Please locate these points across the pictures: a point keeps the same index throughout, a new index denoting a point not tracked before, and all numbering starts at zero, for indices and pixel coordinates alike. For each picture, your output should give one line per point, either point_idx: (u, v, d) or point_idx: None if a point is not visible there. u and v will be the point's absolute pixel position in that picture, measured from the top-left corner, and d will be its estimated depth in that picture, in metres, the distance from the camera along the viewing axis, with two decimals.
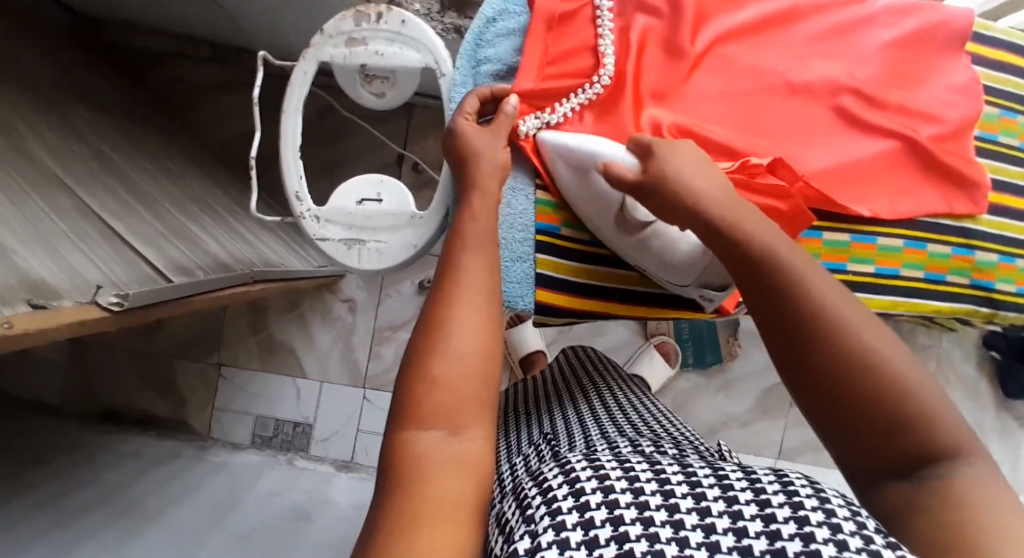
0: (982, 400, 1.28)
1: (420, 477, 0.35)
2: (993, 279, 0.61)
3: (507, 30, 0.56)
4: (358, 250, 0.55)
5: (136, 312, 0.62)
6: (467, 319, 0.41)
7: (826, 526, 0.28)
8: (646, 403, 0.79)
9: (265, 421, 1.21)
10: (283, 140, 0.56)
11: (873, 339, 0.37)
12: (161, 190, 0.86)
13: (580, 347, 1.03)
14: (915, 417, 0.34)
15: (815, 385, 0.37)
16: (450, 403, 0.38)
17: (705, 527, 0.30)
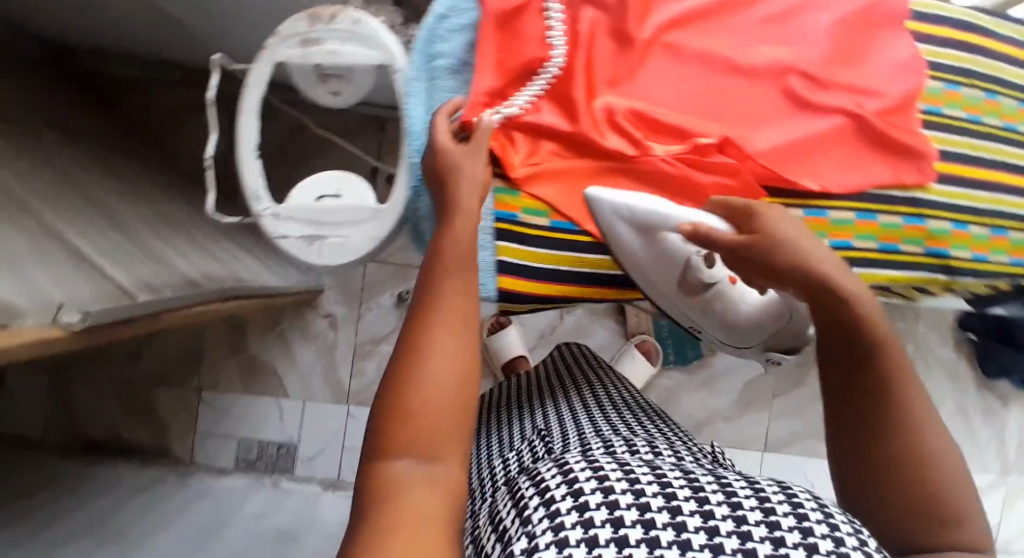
0: (963, 381, 1.29)
1: (396, 499, 0.35)
2: (947, 247, 0.63)
3: (458, 26, 0.57)
4: (319, 245, 0.55)
5: (99, 329, 0.62)
6: (444, 343, 0.41)
7: (810, 533, 0.36)
8: (634, 398, 0.81)
9: (248, 443, 1.19)
10: (239, 141, 0.56)
11: (928, 425, 0.45)
12: (132, 211, 0.86)
13: (573, 344, 1.04)
14: (938, 506, 0.43)
15: (869, 450, 0.46)
16: (427, 436, 0.38)
17: (707, 530, 0.36)
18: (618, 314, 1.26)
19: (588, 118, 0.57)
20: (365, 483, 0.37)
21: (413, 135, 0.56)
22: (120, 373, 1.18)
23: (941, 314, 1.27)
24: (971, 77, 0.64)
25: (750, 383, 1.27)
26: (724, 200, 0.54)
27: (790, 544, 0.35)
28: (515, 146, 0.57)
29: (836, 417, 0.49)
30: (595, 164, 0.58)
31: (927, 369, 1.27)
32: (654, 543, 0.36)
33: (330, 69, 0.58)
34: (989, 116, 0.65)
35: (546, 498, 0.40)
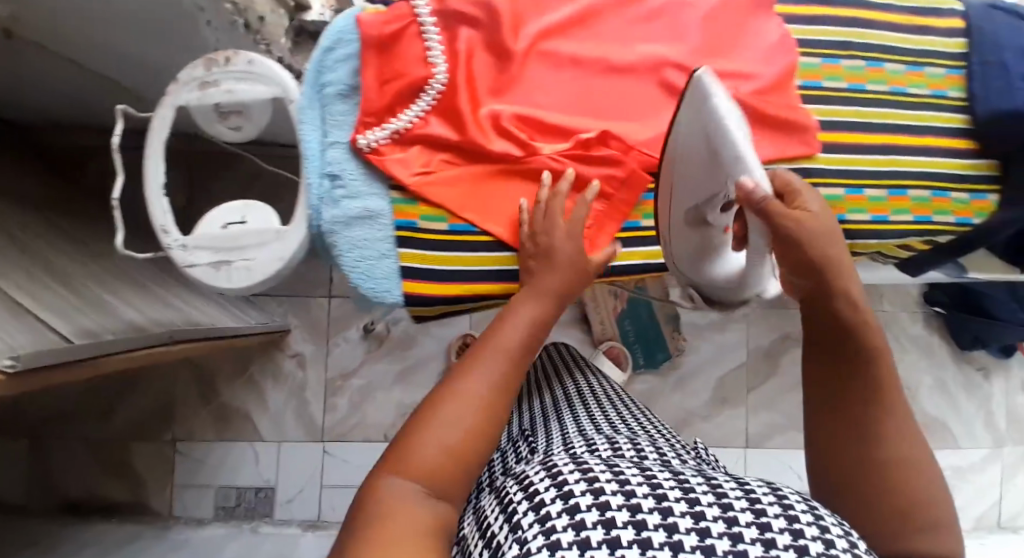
0: (939, 356, 1.27)
1: (394, 509, 0.42)
2: (843, 212, 0.67)
3: (345, 55, 0.60)
4: (227, 270, 0.58)
5: (36, 375, 0.64)
6: (472, 394, 0.49)
7: (786, 532, 0.39)
8: (611, 390, 0.83)
9: (226, 491, 1.20)
10: (147, 181, 0.59)
11: (904, 434, 0.48)
12: (81, 267, 0.88)
13: (562, 344, 1.02)
14: (910, 512, 0.46)
15: (859, 447, 0.49)
16: (445, 464, 0.45)
17: (699, 531, 0.38)
18: (584, 323, 1.26)
19: (475, 126, 0.60)
20: (371, 491, 0.44)
21: (311, 159, 0.59)
22: (97, 433, 1.20)
23: (906, 292, 1.27)
24: (849, 48, 0.68)
25: (722, 379, 1.27)
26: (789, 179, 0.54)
27: (780, 546, 0.37)
28: (410, 159, 0.60)
29: (829, 410, 0.51)
30: (489, 167, 0.61)
31: (900, 348, 1.26)
32: (644, 545, 0.37)
33: (228, 106, 0.61)
34: (874, 83, 0.68)
35: (537, 506, 0.42)
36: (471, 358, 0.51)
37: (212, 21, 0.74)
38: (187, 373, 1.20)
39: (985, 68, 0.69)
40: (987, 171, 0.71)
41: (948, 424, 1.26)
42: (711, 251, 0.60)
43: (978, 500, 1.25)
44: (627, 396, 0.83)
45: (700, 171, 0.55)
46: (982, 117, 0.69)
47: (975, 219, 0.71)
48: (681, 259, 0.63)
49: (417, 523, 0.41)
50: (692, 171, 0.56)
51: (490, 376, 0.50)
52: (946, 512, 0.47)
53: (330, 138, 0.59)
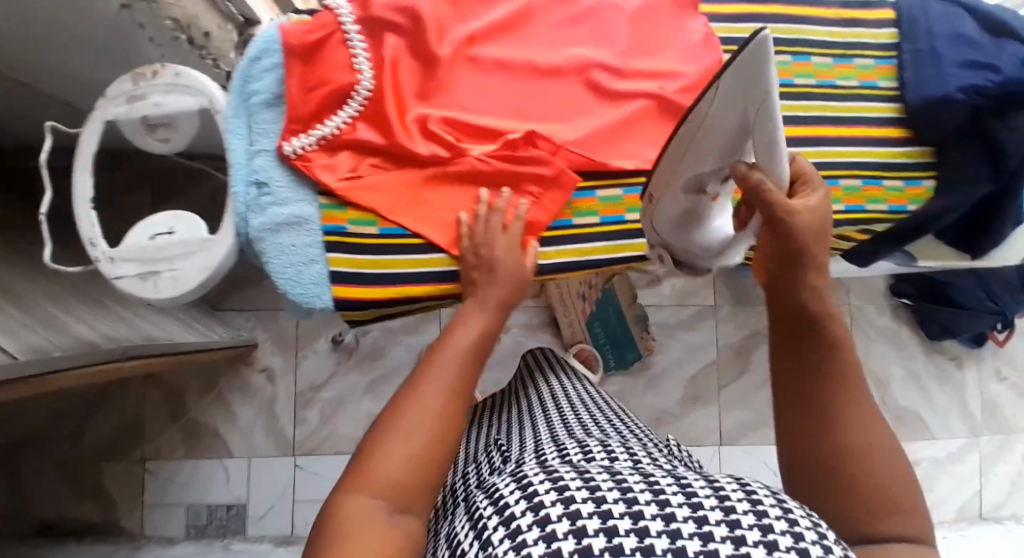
0: (909, 349, 1.27)
1: (353, 530, 0.40)
2: None
3: (272, 66, 0.60)
4: (154, 280, 0.58)
5: None
6: (428, 400, 0.48)
7: (759, 528, 0.35)
8: (588, 393, 0.80)
9: (197, 509, 1.19)
10: (75, 194, 0.60)
11: (864, 422, 0.48)
12: (32, 283, 0.86)
13: (542, 348, 0.99)
14: (875, 498, 0.45)
15: (827, 435, 0.48)
16: (405, 476, 0.43)
17: (670, 533, 0.35)
18: (554, 327, 1.25)
19: (402, 128, 0.60)
20: (332, 514, 0.42)
21: (237, 167, 0.59)
22: (68, 454, 1.19)
23: (874, 284, 1.27)
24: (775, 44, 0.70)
25: (695, 377, 1.26)
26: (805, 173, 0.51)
27: (751, 543, 0.34)
28: (337, 165, 0.59)
29: (793, 403, 0.50)
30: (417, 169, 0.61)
31: (869, 341, 1.26)
32: (616, 550, 0.34)
33: (156, 119, 0.61)
34: (801, 76, 0.71)
35: (507, 521, 0.39)
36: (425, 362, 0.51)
37: (154, 38, 0.72)
38: (156, 391, 1.20)
39: (916, 56, 0.70)
40: (922, 158, 0.72)
41: (923, 416, 1.26)
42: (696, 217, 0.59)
43: (958, 491, 1.24)
44: (606, 398, 0.80)
45: (721, 134, 0.51)
46: (914, 106, 0.69)
47: (909, 206, 0.72)
48: (661, 222, 0.61)
49: (378, 543, 0.39)
50: (708, 135, 0.52)
51: (441, 381, 0.50)
52: (913, 495, 0.46)
53: (257, 146, 0.59)
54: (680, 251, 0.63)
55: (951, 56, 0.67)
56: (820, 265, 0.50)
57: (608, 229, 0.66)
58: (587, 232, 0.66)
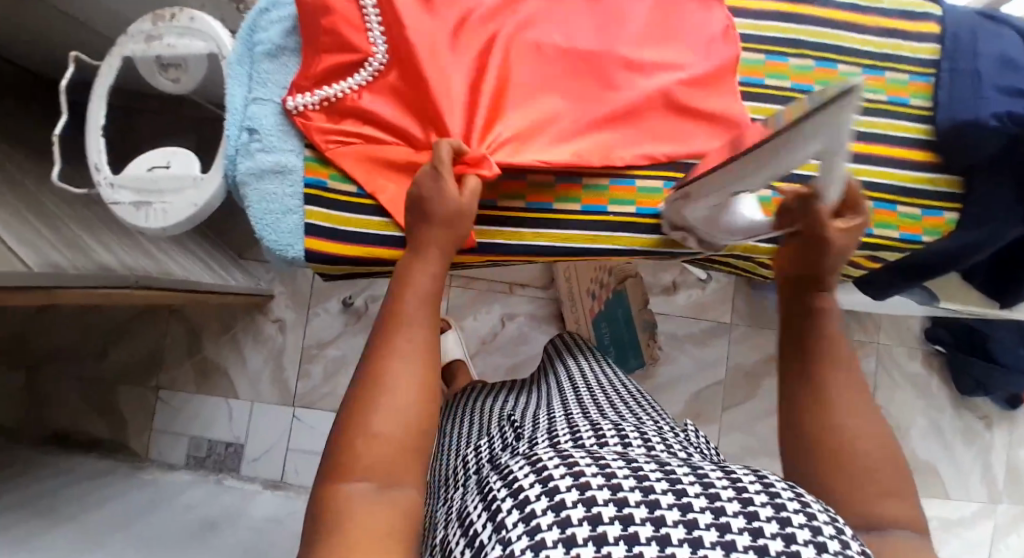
0: (935, 398, 1.19)
1: (344, 519, 0.41)
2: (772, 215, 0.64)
3: (280, 19, 0.62)
4: (145, 210, 0.61)
5: None
6: (404, 372, 0.48)
7: (774, 521, 0.34)
8: (618, 379, 0.75)
9: (198, 442, 1.25)
10: (90, 121, 0.64)
11: (855, 405, 0.48)
12: (67, 208, 0.92)
13: (566, 334, 0.93)
14: (872, 480, 0.44)
15: (825, 419, 0.48)
16: (385, 456, 0.44)
17: (686, 524, 0.34)
18: (560, 320, 1.24)
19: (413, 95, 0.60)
20: (320, 506, 0.43)
21: (233, 111, 0.61)
22: (92, 373, 1.28)
23: (906, 325, 1.19)
24: (799, 46, 0.67)
25: (697, 393, 1.22)
26: (857, 192, 0.53)
27: (768, 535, 0.34)
28: (337, 128, 0.60)
29: (797, 391, 0.51)
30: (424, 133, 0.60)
31: (891, 384, 1.18)
32: (631, 541, 0.33)
33: (168, 59, 0.64)
34: (822, 83, 0.67)
35: (518, 500, 0.37)
36: (388, 323, 0.50)
37: None
38: (176, 326, 1.27)
39: (955, 76, 0.64)
40: (947, 187, 0.66)
41: (938, 471, 1.18)
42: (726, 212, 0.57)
43: (964, 556, 1.15)
44: (638, 389, 0.75)
45: (779, 168, 0.45)
46: (941, 128, 0.64)
47: (924, 236, 0.68)
48: (694, 210, 0.58)
49: (376, 528, 0.40)
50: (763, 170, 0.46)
51: (405, 347, 0.49)
52: (903, 480, 0.45)
53: (254, 94, 0.61)
54: (705, 230, 0.61)
55: (991, 79, 0.62)
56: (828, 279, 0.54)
57: (589, 219, 0.63)
58: (567, 217, 0.63)
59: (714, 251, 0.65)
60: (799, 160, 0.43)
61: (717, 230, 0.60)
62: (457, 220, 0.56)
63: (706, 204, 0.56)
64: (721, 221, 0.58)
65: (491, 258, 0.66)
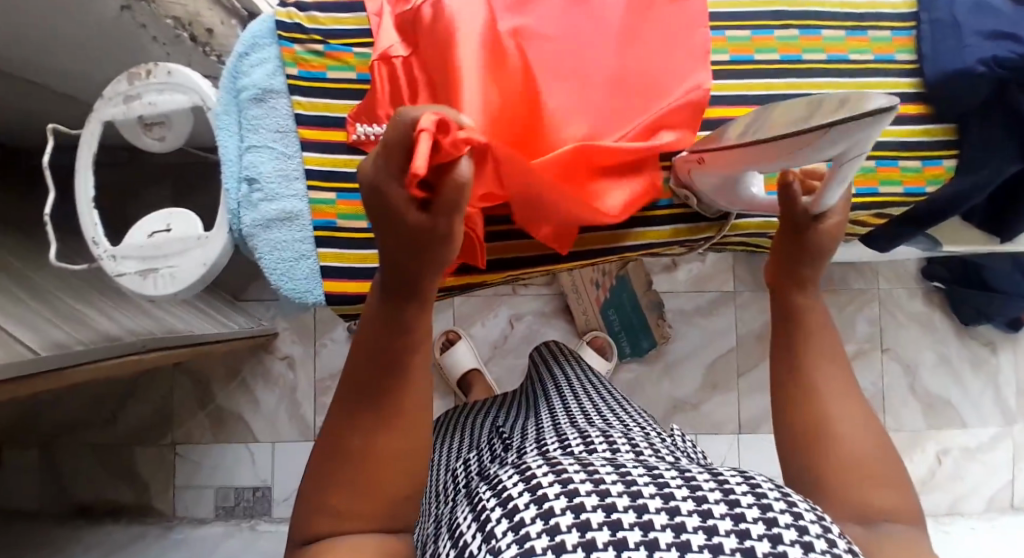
0: (940, 333, 1.21)
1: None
2: None
3: (261, 62, 0.61)
4: (153, 277, 0.59)
5: (9, 384, 0.68)
6: (372, 404, 0.41)
7: (761, 522, 0.34)
8: (605, 387, 0.76)
9: (225, 491, 1.23)
10: (79, 194, 0.62)
11: (841, 391, 0.48)
12: (57, 281, 0.89)
13: (553, 342, 0.95)
14: (865, 471, 0.45)
15: (813, 407, 0.48)
16: (359, 497, 0.39)
17: (674, 527, 0.34)
18: (568, 314, 1.23)
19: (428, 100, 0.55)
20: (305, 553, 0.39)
21: (227, 165, 0.59)
22: (104, 439, 1.25)
23: (903, 267, 1.22)
24: (783, 19, 0.67)
25: (711, 365, 1.23)
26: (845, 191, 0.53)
27: (756, 536, 0.33)
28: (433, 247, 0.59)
29: (783, 377, 0.51)
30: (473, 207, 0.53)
31: (896, 325, 1.21)
32: (621, 545, 0.33)
33: (151, 118, 0.62)
34: (811, 51, 0.67)
35: (508, 510, 0.37)
36: (358, 357, 0.42)
37: (158, 37, 0.81)
38: (183, 378, 1.25)
39: (935, 26, 0.66)
40: (943, 136, 0.68)
41: (953, 403, 1.21)
42: (741, 180, 0.56)
43: (988, 480, 1.19)
44: (618, 393, 0.76)
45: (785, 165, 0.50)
46: (932, 79, 0.65)
47: (928, 187, 0.68)
48: (700, 178, 0.58)
49: None
50: (758, 166, 0.52)
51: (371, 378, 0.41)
52: (897, 472, 0.45)
53: (247, 142, 0.60)
54: (706, 194, 0.60)
55: (971, 25, 0.63)
56: (811, 282, 0.53)
57: (600, 219, 0.63)
58: None
59: (714, 212, 0.63)
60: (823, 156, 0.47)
61: (723, 196, 0.59)
62: (435, 243, 0.39)
63: (711, 179, 0.57)
64: (716, 191, 0.59)
65: (509, 274, 0.65)
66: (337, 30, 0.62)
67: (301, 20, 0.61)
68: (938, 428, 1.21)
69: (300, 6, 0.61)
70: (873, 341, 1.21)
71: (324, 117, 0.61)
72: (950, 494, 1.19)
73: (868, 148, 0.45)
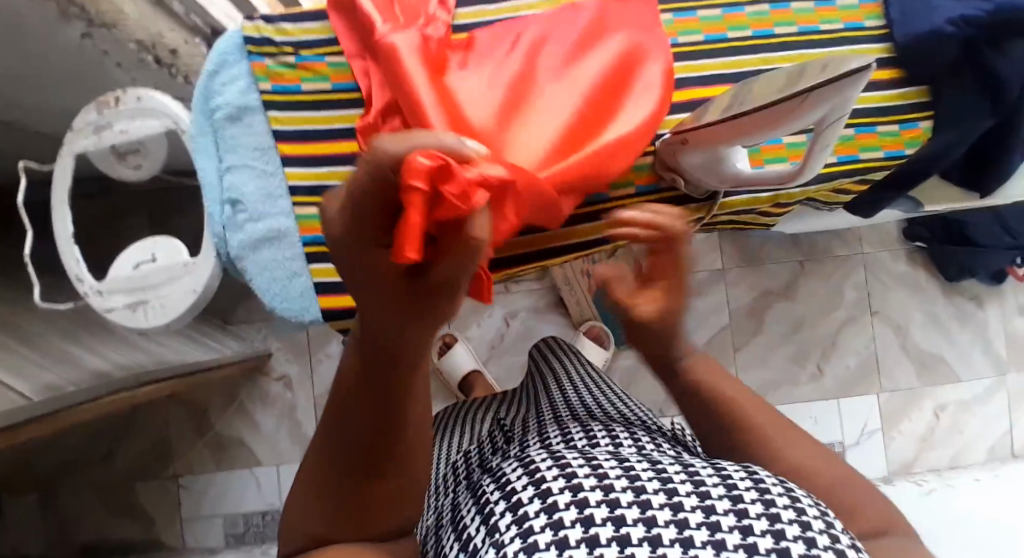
0: (927, 292, 1.23)
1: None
2: (784, 157, 0.63)
3: (232, 79, 0.60)
4: (143, 309, 0.58)
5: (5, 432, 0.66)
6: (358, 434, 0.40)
7: (762, 517, 0.35)
8: (604, 380, 0.76)
9: (233, 519, 1.22)
10: (57, 231, 0.60)
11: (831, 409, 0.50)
12: (42, 323, 0.87)
13: (552, 338, 0.94)
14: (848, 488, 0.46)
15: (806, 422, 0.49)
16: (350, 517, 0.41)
17: (677, 523, 0.35)
18: (561, 307, 1.23)
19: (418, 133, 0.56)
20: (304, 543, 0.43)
21: (209, 187, 0.58)
22: (104, 477, 1.23)
23: (885, 230, 1.23)
24: None
25: (709, 341, 1.22)
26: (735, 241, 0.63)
27: (757, 532, 0.35)
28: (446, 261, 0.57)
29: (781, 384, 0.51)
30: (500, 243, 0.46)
31: (884, 288, 1.23)
32: (624, 542, 0.34)
33: (124, 146, 0.61)
34: (781, 25, 0.67)
35: (514, 504, 0.38)
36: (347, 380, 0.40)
37: (121, 63, 0.79)
38: (179, 408, 1.23)
39: None
40: (916, 98, 0.68)
41: (946, 359, 1.23)
42: (726, 157, 0.56)
43: (986, 432, 1.22)
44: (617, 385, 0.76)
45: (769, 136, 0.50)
46: (901, 43, 0.66)
47: (908, 150, 0.69)
48: (685, 156, 0.57)
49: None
50: (741, 142, 0.52)
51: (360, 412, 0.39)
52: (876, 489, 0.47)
53: (227, 163, 0.59)
54: (693, 175, 0.59)
55: None
56: None
57: (589, 209, 0.63)
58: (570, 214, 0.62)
59: (702, 192, 0.62)
60: (807, 121, 0.47)
61: (711, 175, 0.58)
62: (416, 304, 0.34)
63: (697, 158, 0.57)
64: (704, 169, 0.58)
65: (504, 271, 0.65)
66: (308, 41, 0.60)
67: (270, 34, 0.60)
68: (933, 384, 1.23)
69: (267, 19, 0.60)
70: (863, 306, 1.22)
71: (302, 131, 0.60)
72: (951, 448, 1.21)
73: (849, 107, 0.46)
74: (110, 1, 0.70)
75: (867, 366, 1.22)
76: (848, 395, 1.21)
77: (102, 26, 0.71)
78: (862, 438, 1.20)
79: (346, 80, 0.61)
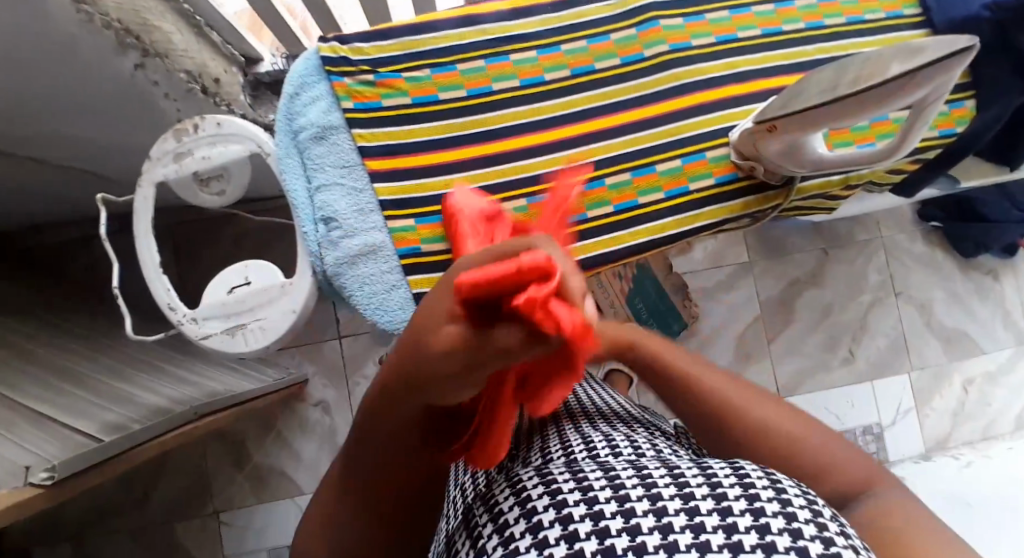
0: (945, 269, 1.27)
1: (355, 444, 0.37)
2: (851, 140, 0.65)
3: (312, 100, 0.60)
4: (242, 333, 0.57)
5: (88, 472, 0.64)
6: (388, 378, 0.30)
7: (719, 530, 0.29)
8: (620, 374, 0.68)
9: (278, 552, 1.18)
10: (143, 261, 0.59)
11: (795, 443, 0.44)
12: (89, 363, 0.84)
13: None
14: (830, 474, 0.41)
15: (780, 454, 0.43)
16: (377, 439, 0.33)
17: (630, 530, 0.30)
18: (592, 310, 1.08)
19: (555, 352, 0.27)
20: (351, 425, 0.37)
21: (301, 207, 0.59)
22: (140, 522, 1.19)
23: (900, 213, 1.28)
24: None
25: (744, 333, 1.24)
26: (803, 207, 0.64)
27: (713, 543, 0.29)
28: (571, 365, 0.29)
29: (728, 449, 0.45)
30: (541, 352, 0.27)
31: (904, 269, 1.27)
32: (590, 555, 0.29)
33: (207, 173, 0.60)
34: (830, 17, 0.70)
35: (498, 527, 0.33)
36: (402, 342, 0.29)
37: (169, 92, 0.78)
38: (216, 443, 1.20)
39: None
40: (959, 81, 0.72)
41: (968, 333, 1.27)
42: (811, 142, 0.58)
43: (1011, 400, 1.26)
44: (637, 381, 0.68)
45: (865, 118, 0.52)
46: (942, 29, 0.69)
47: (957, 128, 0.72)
48: (767, 145, 0.59)
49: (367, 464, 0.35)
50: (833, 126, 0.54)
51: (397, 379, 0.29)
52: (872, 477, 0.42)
53: (316, 182, 0.60)
54: (773, 162, 0.62)
55: None
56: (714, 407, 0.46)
57: (674, 203, 0.65)
58: (654, 208, 0.64)
59: (778, 179, 0.65)
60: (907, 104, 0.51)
61: (792, 160, 0.60)
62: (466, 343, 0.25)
63: (780, 144, 0.59)
64: (790, 155, 0.60)
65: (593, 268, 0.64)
66: (383, 58, 0.62)
67: (346, 53, 0.61)
68: (958, 359, 1.27)
69: (341, 39, 0.61)
70: (887, 288, 1.26)
71: (387, 146, 0.61)
72: (982, 419, 1.25)
73: (950, 85, 0.50)
74: (161, 30, 0.70)
75: (896, 347, 1.25)
76: (881, 377, 1.24)
77: (155, 55, 0.71)
78: (897, 417, 1.23)
79: (425, 94, 0.62)
